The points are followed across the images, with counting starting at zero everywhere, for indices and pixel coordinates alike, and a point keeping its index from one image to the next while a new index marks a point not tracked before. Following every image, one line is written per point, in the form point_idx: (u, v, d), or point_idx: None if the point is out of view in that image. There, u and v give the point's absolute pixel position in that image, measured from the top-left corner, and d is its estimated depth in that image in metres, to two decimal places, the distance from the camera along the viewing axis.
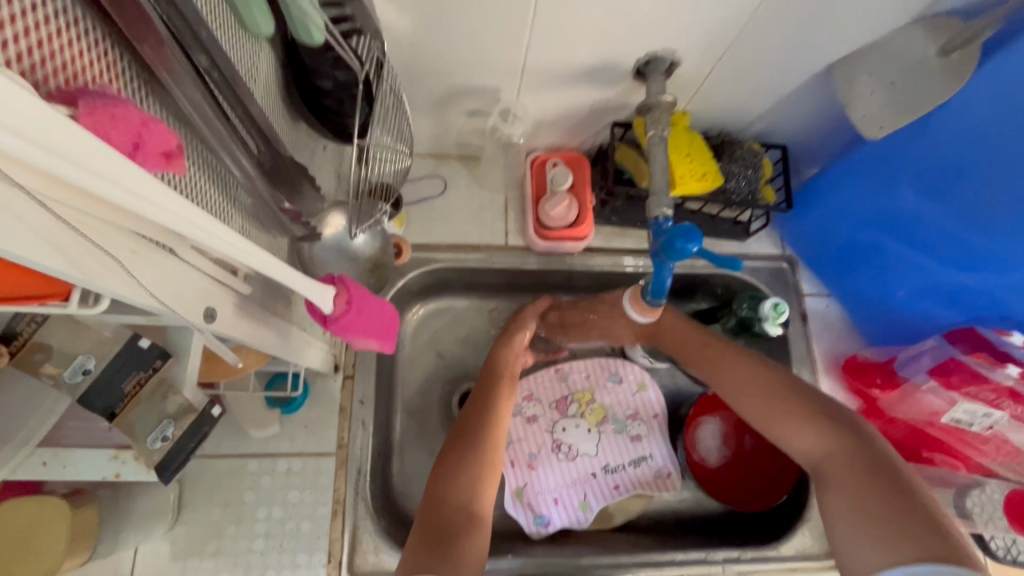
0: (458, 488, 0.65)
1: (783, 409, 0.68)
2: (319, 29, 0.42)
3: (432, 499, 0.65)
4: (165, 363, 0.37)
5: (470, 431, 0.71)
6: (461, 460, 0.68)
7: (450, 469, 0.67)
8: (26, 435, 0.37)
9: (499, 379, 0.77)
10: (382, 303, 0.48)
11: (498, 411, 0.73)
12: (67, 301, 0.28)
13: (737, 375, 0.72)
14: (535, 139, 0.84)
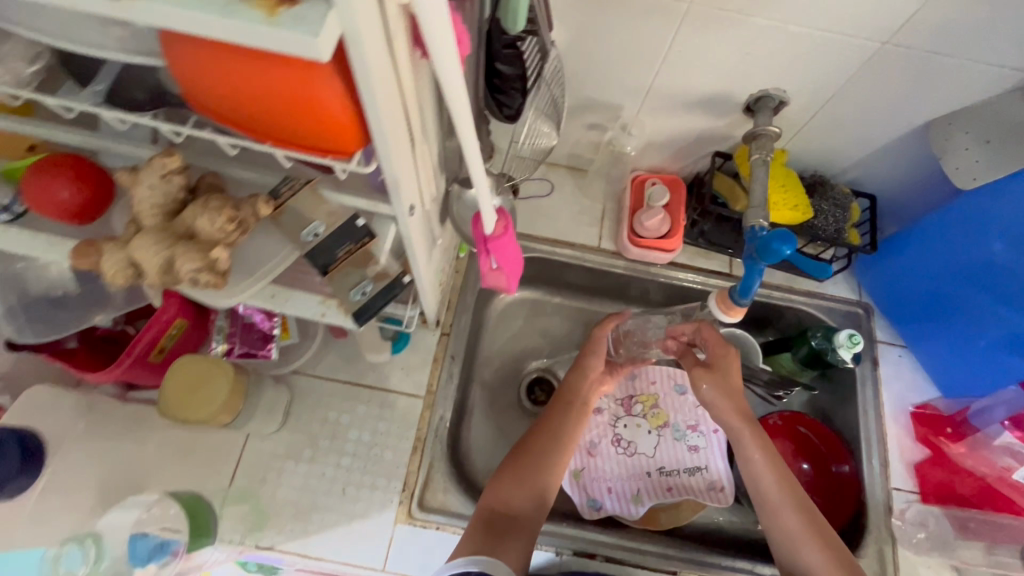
0: (517, 494, 0.73)
1: (814, 525, 0.72)
2: (521, 19, 0.55)
3: (496, 496, 0.72)
4: (370, 241, 0.47)
5: (539, 447, 0.76)
6: (523, 467, 0.75)
7: (516, 475, 0.74)
8: (264, 272, 0.46)
9: (575, 407, 0.81)
10: (516, 250, 0.57)
11: (567, 439, 0.78)
12: (351, 159, 0.40)
13: (780, 472, 0.75)
14: (641, 159, 0.94)
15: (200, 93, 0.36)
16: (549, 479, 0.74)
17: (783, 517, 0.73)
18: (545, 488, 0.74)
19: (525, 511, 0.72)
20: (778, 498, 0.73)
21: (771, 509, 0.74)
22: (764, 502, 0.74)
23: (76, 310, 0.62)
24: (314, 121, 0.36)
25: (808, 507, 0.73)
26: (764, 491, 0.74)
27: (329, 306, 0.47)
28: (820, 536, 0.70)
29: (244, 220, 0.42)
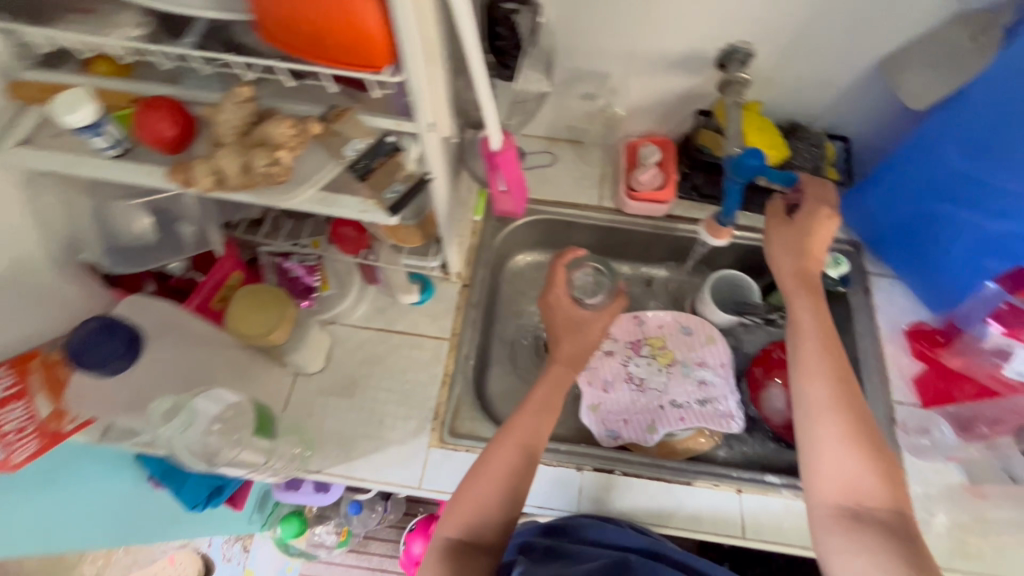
0: (478, 517, 0.69)
1: (850, 410, 0.64)
2: None
3: (465, 516, 0.70)
4: (400, 154, 0.59)
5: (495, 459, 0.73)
6: (482, 487, 0.71)
7: (476, 497, 0.70)
8: (312, 181, 0.57)
9: (528, 418, 0.76)
10: (520, 175, 0.68)
11: (519, 452, 0.73)
12: (381, 71, 0.51)
13: (826, 346, 0.68)
14: (633, 124, 1.05)
15: (275, 26, 0.49)
16: (505, 491, 0.70)
17: (815, 402, 0.65)
18: (504, 501, 0.70)
19: (490, 527, 0.69)
20: (817, 372, 0.67)
21: (802, 382, 0.67)
22: (795, 375, 0.68)
23: (157, 252, 0.75)
24: (355, 39, 0.48)
25: (844, 389, 0.65)
26: (804, 367, 0.67)
27: (370, 206, 0.58)
28: (852, 424, 0.63)
29: (302, 132, 0.54)
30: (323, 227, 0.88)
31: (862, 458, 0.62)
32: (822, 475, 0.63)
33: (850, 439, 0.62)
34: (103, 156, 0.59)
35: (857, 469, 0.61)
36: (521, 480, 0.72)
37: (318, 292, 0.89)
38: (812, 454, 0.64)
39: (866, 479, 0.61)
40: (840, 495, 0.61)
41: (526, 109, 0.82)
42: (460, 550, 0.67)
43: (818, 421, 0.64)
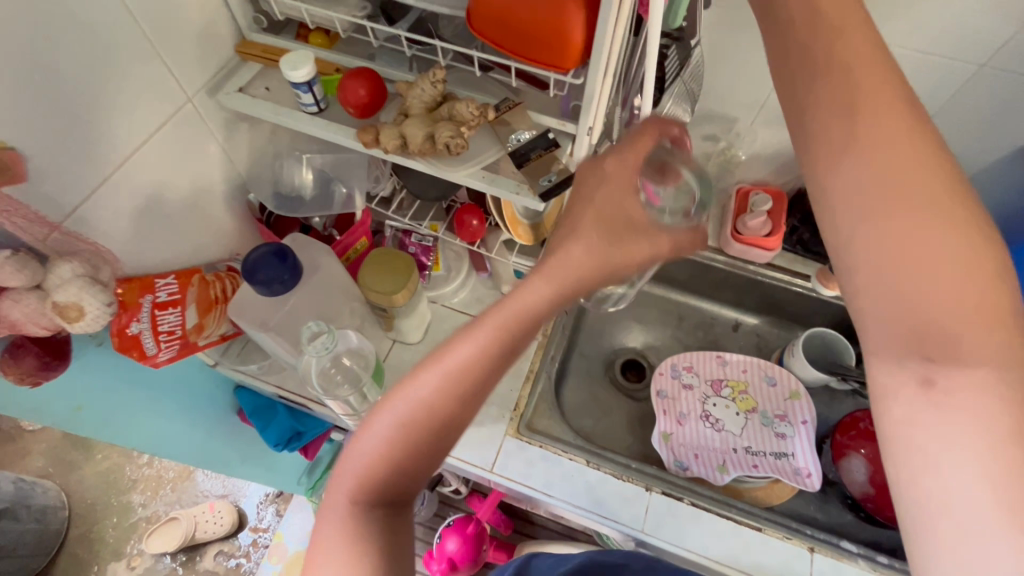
0: (398, 483, 0.49)
1: (968, 280, 0.41)
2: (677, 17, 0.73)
3: (367, 482, 0.48)
4: (555, 149, 0.64)
5: (422, 387, 0.49)
6: (409, 449, 0.48)
7: (403, 466, 0.48)
8: (477, 161, 0.64)
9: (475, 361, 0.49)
10: None
11: (459, 411, 0.49)
12: (566, 72, 0.57)
13: (913, 193, 0.43)
14: (747, 171, 1.07)
15: (482, 17, 0.56)
16: (437, 424, 0.48)
17: (920, 254, 0.42)
18: (433, 462, 0.50)
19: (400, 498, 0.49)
20: (912, 239, 0.42)
21: (867, 259, 0.44)
22: (859, 252, 0.44)
23: (307, 206, 0.83)
24: (555, 38, 0.55)
25: (962, 237, 0.42)
26: (893, 238, 0.43)
27: (524, 189, 0.63)
28: (968, 274, 0.41)
29: (482, 115, 0.61)
30: (444, 215, 0.94)
31: (1000, 368, 0.39)
32: (928, 408, 0.41)
33: (972, 349, 0.40)
34: (305, 111, 0.68)
35: (991, 393, 0.39)
36: (457, 419, 0.49)
37: (430, 272, 0.96)
38: (926, 381, 0.41)
39: (1005, 406, 0.39)
40: (984, 468, 0.38)
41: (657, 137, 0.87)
42: (378, 502, 0.48)
43: (923, 313, 0.42)
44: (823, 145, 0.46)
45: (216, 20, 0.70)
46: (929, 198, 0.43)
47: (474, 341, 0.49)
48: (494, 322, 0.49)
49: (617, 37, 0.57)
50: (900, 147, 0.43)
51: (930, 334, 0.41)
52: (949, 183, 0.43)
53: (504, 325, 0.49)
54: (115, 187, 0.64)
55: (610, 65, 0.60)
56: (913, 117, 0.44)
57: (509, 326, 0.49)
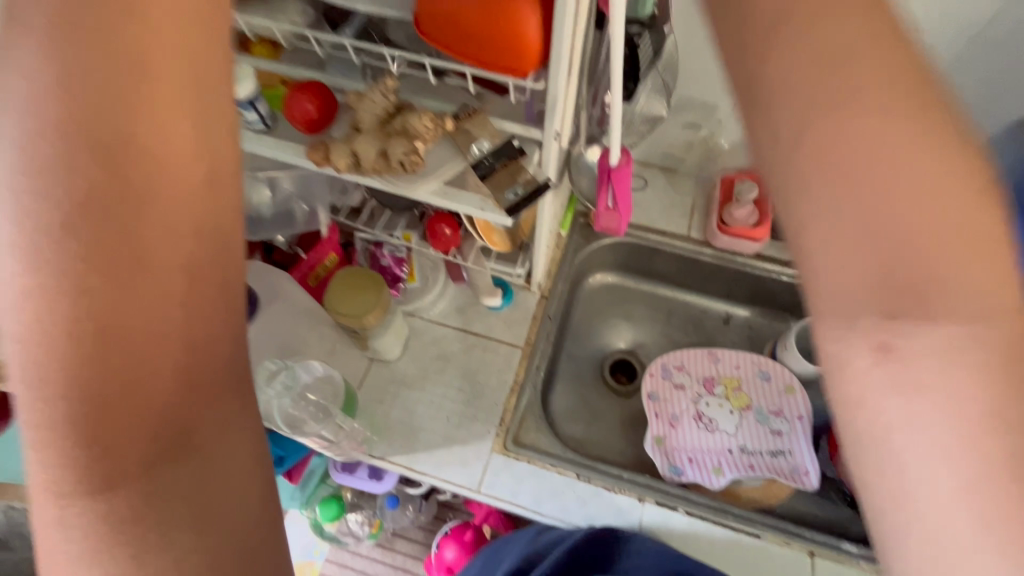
0: (129, 421, 0.27)
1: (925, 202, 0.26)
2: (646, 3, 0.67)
3: (79, 453, 0.26)
4: (519, 158, 0.59)
5: (65, 231, 0.26)
6: (121, 337, 0.27)
7: (116, 385, 0.26)
8: (437, 174, 0.59)
9: (97, 143, 0.27)
10: (630, 200, 0.68)
11: (171, 220, 0.28)
12: (525, 78, 0.52)
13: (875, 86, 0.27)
14: (732, 158, 1.03)
15: (429, 21, 0.51)
16: (141, 261, 0.27)
17: (902, 210, 0.26)
18: (201, 324, 0.29)
19: (182, 423, 0.28)
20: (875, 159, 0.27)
21: (824, 194, 0.28)
22: (822, 181, 0.28)
23: (272, 224, 0.82)
24: (510, 42, 0.50)
25: (943, 169, 0.27)
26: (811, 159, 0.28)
27: (489, 203, 0.60)
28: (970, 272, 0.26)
29: (438, 127, 0.56)
30: (417, 223, 0.88)
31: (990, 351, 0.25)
32: (887, 393, 0.26)
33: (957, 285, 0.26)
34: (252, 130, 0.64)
35: (975, 351, 0.25)
36: (156, 224, 0.28)
37: (404, 284, 0.92)
38: (890, 353, 0.26)
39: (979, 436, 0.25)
40: (954, 468, 0.25)
41: (634, 130, 0.83)
42: (112, 434, 0.26)
43: (905, 234, 0.26)
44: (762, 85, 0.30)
45: None
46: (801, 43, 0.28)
47: (56, 133, 0.26)
48: (61, 84, 0.26)
49: (576, 37, 0.52)
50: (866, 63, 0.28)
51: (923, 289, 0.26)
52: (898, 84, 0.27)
53: (95, 72, 0.27)
54: None
55: (573, 67, 0.55)
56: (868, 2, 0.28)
57: (92, 75, 0.27)
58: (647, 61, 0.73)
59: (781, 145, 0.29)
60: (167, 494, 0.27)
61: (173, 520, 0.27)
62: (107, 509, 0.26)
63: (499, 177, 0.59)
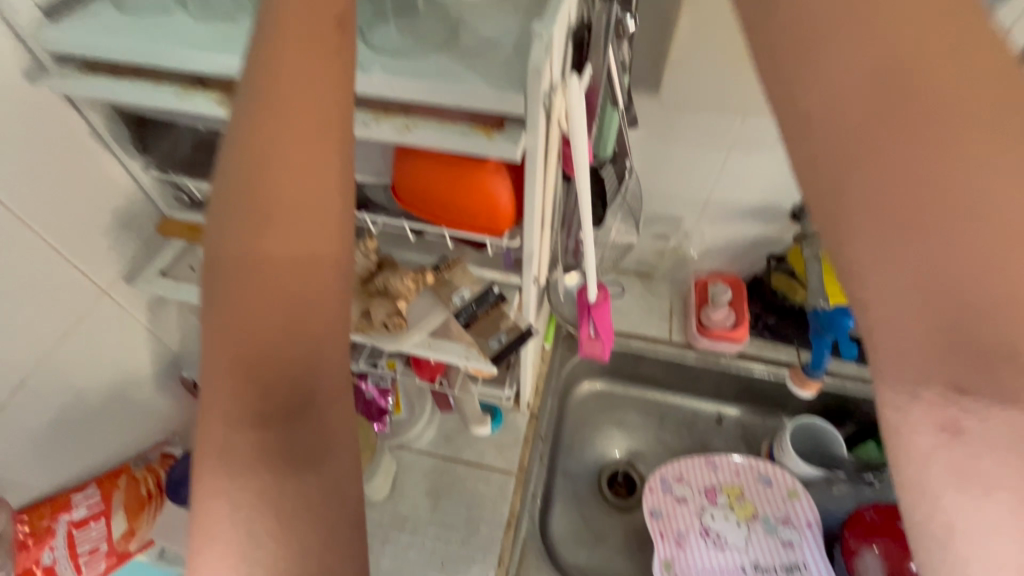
0: (281, 373, 0.28)
1: (1017, 258, 0.23)
2: (608, 143, 0.69)
3: (230, 395, 0.27)
4: (500, 304, 0.60)
5: (242, 193, 0.29)
6: (259, 294, 0.28)
7: (270, 339, 0.28)
8: (421, 326, 0.60)
9: (251, 130, 0.29)
10: (611, 330, 0.69)
11: (303, 194, 0.30)
12: (501, 235, 0.54)
13: (948, 108, 0.24)
14: (703, 262, 1.07)
15: (406, 189, 0.54)
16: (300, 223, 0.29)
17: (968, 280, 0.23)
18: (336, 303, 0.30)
19: (312, 378, 0.28)
20: (942, 201, 0.24)
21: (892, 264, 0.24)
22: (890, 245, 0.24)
23: None
24: (486, 208, 0.52)
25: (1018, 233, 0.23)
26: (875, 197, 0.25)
27: (472, 351, 0.59)
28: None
29: (419, 283, 0.58)
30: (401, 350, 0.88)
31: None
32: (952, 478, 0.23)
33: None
34: None
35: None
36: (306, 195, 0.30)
37: (390, 416, 0.89)
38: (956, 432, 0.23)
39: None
40: None
41: (609, 249, 0.86)
42: (270, 380, 0.27)
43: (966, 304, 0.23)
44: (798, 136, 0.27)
45: (132, 205, 0.67)
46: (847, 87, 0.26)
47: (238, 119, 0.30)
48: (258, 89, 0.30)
49: (546, 199, 0.55)
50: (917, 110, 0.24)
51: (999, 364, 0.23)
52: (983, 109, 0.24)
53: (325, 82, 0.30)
54: (18, 406, 0.58)
55: (545, 221, 0.58)
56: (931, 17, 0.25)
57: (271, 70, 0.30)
58: (613, 193, 0.77)
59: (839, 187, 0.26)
60: (294, 447, 0.27)
61: (297, 473, 0.26)
62: (243, 452, 0.26)
63: (482, 323, 0.60)
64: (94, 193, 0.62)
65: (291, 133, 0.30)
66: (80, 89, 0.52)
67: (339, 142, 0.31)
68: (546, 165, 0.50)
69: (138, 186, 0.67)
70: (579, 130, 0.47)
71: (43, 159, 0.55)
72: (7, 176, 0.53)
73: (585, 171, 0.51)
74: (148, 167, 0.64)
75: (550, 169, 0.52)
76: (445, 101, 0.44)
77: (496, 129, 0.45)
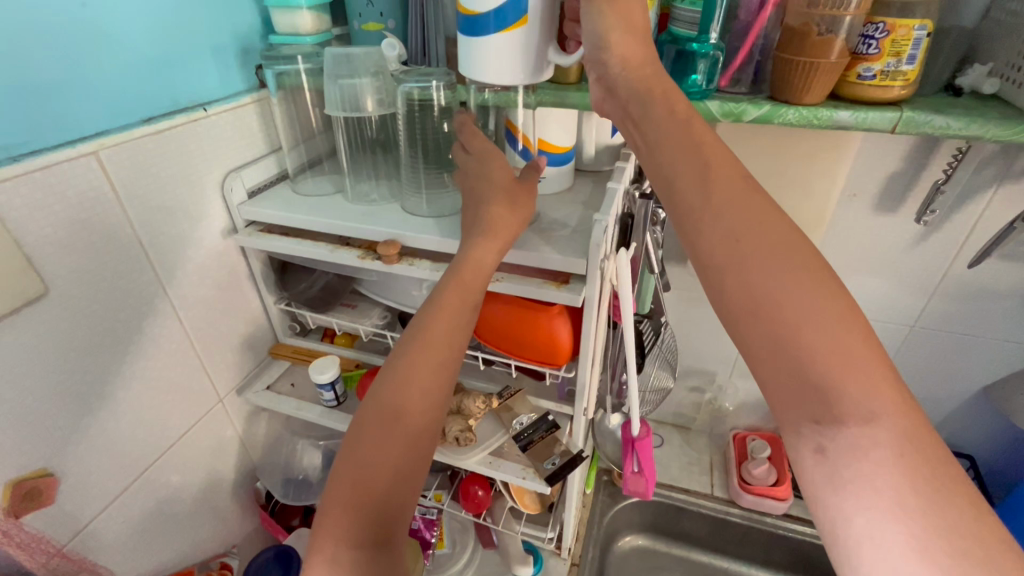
0: (382, 511, 0.46)
1: (838, 337, 0.34)
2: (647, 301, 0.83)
3: (352, 513, 0.46)
4: (553, 430, 0.69)
5: (392, 392, 0.51)
6: (384, 455, 0.48)
7: (383, 486, 0.47)
8: (484, 445, 0.68)
9: (406, 357, 0.53)
10: (654, 467, 0.74)
11: (422, 403, 0.51)
12: (559, 367, 0.65)
13: (772, 230, 0.38)
14: (738, 417, 1.13)
15: (485, 326, 0.68)
16: (416, 420, 0.51)
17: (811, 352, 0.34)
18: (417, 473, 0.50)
19: (391, 520, 0.46)
20: (774, 288, 0.36)
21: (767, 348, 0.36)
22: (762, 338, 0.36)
23: (314, 490, 0.84)
24: (549, 345, 0.64)
25: (838, 324, 0.35)
26: (748, 306, 0.37)
27: (529, 471, 0.67)
28: (862, 378, 0.33)
29: (486, 405, 0.68)
30: (448, 482, 0.93)
31: (894, 437, 0.32)
32: (828, 487, 0.33)
33: (858, 396, 0.33)
34: (325, 405, 0.76)
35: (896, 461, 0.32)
36: (422, 403, 0.51)
37: (434, 550, 0.91)
38: (820, 452, 0.34)
39: (909, 504, 0.31)
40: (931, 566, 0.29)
41: (649, 394, 0.95)
42: (377, 515, 0.46)
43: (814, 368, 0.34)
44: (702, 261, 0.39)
45: (257, 330, 0.83)
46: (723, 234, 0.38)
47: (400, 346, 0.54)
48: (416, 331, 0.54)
49: (597, 341, 0.67)
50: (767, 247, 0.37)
51: (826, 392, 0.34)
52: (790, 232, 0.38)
53: (448, 337, 0.54)
54: (133, 492, 0.67)
55: (595, 359, 0.69)
56: (746, 181, 0.40)
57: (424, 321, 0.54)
58: (652, 344, 0.89)
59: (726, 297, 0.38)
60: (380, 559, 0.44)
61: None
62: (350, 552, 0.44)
63: (538, 448, 0.68)
64: (236, 318, 0.78)
65: (421, 366, 0.52)
66: (257, 244, 0.71)
67: (448, 375, 0.54)
68: (598, 312, 0.63)
69: (265, 316, 0.84)
70: (626, 287, 0.61)
71: (213, 291, 0.74)
72: (188, 301, 0.70)
73: (631, 319, 0.63)
74: (278, 301, 0.81)
75: (601, 316, 0.65)
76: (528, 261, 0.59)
77: (562, 284, 0.60)
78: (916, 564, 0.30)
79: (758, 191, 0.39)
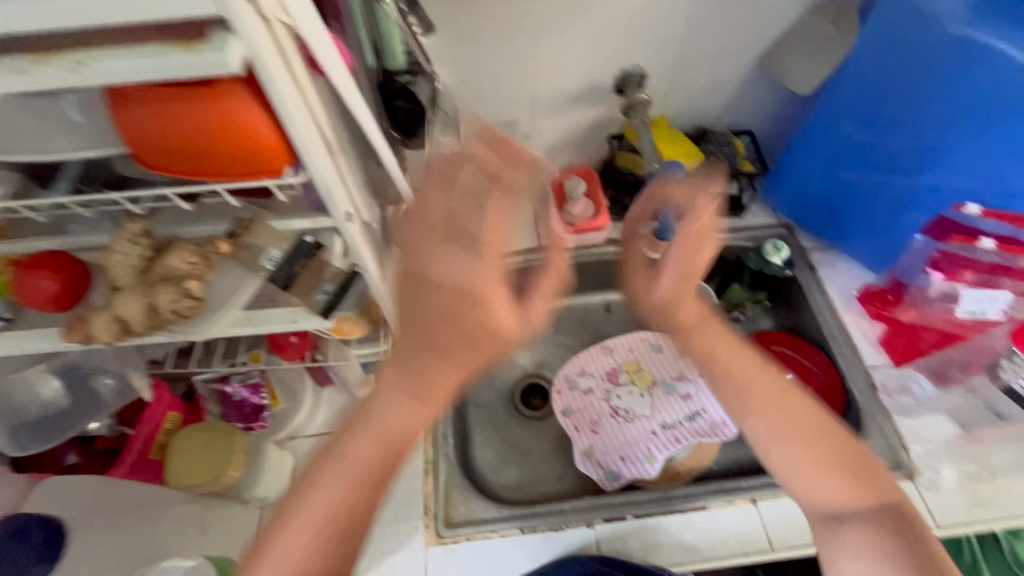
0: (324, 550, 0.60)
1: (762, 406, 0.56)
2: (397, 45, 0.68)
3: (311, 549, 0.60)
4: (318, 252, 0.55)
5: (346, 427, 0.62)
6: (336, 515, 0.60)
7: (327, 533, 0.60)
8: (231, 301, 0.52)
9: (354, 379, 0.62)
10: (457, 241, 0.66)
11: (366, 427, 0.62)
12: (282, 172, 0.47)
13: (683, 255, 0.59)
14: (551, 161, 1.06)
15: (140, 146, 0.44)
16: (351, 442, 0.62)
17: (755, 394, 0.56)
18: (354, 528, 0.61)
19: (345, 533, 0.61)
20: (736, 357, 0.57)
21: (703, 342, 0.58)
22: (698, 327, 0.59)
23: (72, 416, 0.71)
24: (245, 144, 0.44)
25: (773, 377, 0.57)
26: (694, 350, 0.59)
27: (299, 311, 0.56)
28: (839, 442, 0.55)
29: (209, 255, 0.50)
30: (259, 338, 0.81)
31: (830, 444, 0.54)
32: (780, 398, 0.56)
33: (815, 442, 0.54)
34: None
35: (816, 453, 0.54)
36: (350, 467, 0.62)
37: (269, 411, 0.82)
38: (764, 364, 0.57)
39: (835, 464, 0.54)
40: (840, 487, 0.53)
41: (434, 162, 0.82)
42: (323, 531, 0.60)
43: (749, 374, 0.57)
44: (654, 303, 0.60)
45: None
46: (695, 270, 0.59)
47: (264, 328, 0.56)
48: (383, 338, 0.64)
49: (320, 122, 0.48)
50: (680, 253, 0.59)
51: (801, 442, 0.54)
52: (705, 257, 0.59)
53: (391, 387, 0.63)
54: None
55: (331, 145, 0.50)
56: (686, 234, 0.59)
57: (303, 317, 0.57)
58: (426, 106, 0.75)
59: (682, 339, 0.59)
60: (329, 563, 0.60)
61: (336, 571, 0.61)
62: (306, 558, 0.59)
63: (301, 282, 0.55)
64: None
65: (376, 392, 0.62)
66: None
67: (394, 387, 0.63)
68: (294, 75, 0.43)
69: None
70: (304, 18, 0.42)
71: None
72: None
73: (338, 66, 0.45)
74: None
75: (304, 81, 0.45)
76: (127, 14, 0.34)
77: (195, 40, 0.37)
78: (833, 486, 0.53)
79: (690, 245, 0.59)
